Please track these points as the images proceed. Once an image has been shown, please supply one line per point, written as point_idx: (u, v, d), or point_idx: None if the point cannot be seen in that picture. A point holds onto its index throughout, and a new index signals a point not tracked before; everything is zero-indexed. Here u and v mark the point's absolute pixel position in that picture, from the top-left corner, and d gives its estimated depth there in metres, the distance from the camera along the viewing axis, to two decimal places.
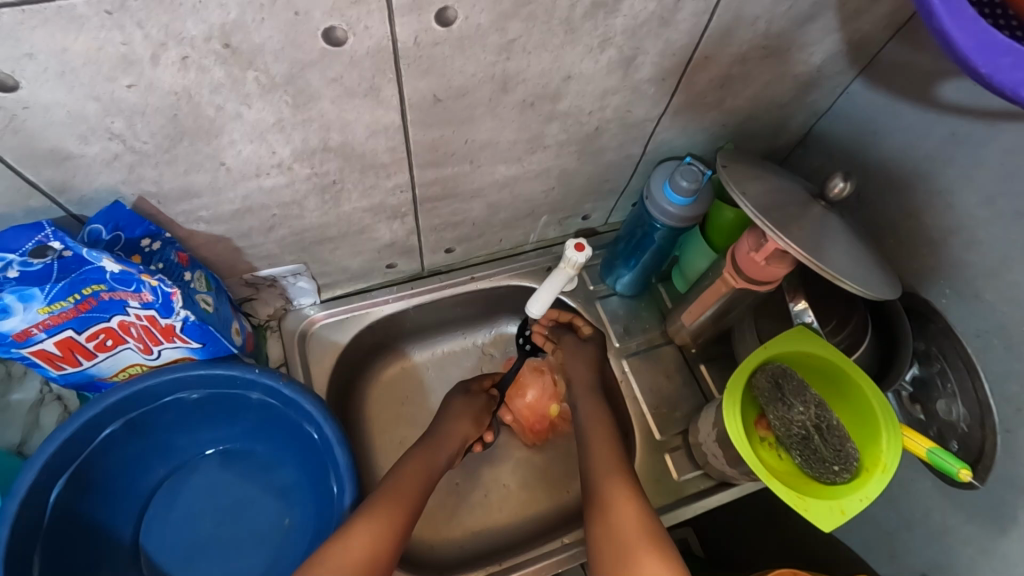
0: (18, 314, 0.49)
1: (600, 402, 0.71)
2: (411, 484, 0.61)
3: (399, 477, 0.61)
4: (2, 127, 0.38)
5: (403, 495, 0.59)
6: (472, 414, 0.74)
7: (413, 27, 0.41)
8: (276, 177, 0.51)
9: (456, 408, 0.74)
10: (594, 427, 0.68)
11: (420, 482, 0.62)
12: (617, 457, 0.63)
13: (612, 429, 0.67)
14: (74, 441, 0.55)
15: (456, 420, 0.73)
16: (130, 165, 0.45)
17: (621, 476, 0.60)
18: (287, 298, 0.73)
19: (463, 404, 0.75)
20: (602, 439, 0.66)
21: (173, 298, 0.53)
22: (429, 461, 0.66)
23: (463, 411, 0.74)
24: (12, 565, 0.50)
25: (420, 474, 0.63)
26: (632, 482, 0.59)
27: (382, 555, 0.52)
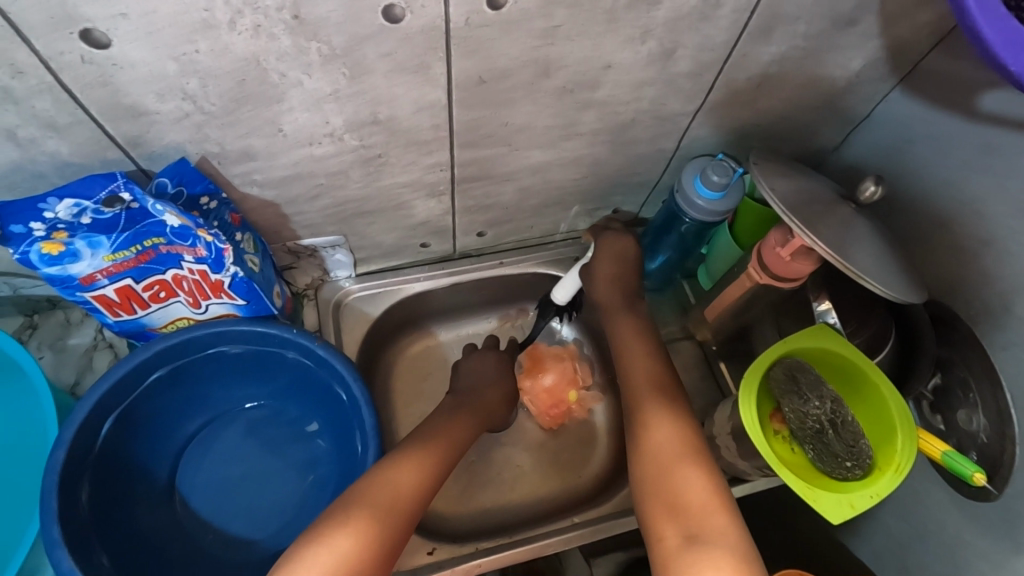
0: (86, 259, 0.54)
1: (634, 334, 0.69)
2: (450, 437, 0.64)
3: (439, 429, 0.65)
4: (93, 80, 0.42)
5: (441, 444, 0.62)
6: (503, 392, 0.75)
7: (465, 9, 0.44)
8: (327, 146, 0.54)
9: (483, 379, 0.75)
10: (629, 351, 0.67)
11: (456, 434, 0.65)
12: (656, 384, 0.62)
13: (654, 362, 0.65)
14: (125, 382, 0.59)
15: (488, 392, 0.74)
16: (198, 124, 0.48)
17: (657, 401, 0.59)
18: (325, 269, 0.77)
19: (495, 377, 0.76)
20: (642, 367, 0.64)
21: (225, 254, 0.57)
22: (466, 419, 0.69)
23: (492, 385, 0.75)
24: (67, 485, 0.54)
25: (458, 430, 0.66)
26: (671, 404, 0.59)
27: (416, 501, 0.55)
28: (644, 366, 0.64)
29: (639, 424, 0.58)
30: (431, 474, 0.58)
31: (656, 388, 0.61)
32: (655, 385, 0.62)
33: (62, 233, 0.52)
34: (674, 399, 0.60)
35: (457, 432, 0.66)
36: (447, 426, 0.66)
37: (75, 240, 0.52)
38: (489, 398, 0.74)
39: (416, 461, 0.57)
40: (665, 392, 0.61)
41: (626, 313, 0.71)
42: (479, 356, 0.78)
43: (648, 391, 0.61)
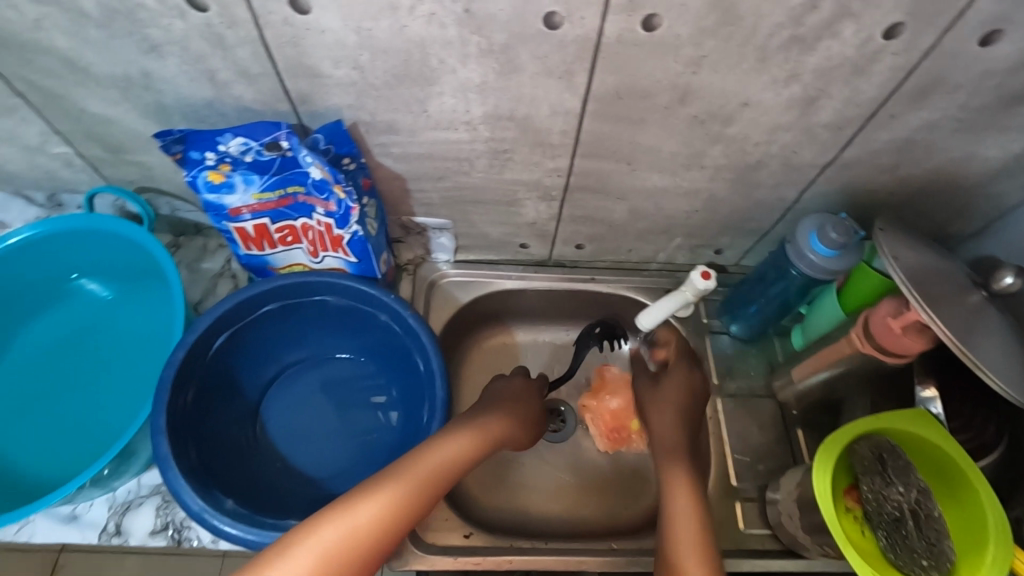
0: (239, 193, 0.61)
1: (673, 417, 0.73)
2: (466, 440, 0.62)
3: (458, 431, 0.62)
4: (287, 40, 0.49)
5: (456, 449, 0.60)
6: (524, 419, 0.71)
7: (619, 26, 0.46)
8: (462, 133, 0.59)
9: (507, 397, 0.72)
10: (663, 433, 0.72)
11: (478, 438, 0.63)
12: (683, 467, 0.67)
13: (685, 452, 0.69)
14: (242, 306, 0.67)
15: (514, 407, 0.71)
16: (359, 93, 0.54)
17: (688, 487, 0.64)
18: (428, 249, 0.81)
19: (524, 399, 0.73)
20: (676, 451, 0.69)
21: (351, 213, 0.63)
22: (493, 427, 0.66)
23: (516, 402, 0.72)
24: (179, 381, 0.61)
25: (478, 434, 0.63)
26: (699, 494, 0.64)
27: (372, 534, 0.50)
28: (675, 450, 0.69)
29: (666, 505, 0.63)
30: (439, 485, 0.57)
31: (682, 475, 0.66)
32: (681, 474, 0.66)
33: (227, 166, 0.59)
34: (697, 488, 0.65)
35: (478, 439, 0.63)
36: (466, 429, 0.63)
37: (235, 173, 0.60)
38: (514, 413, 0.70)
39: (427, 469, 0.56)
40: (688, 477, 0.66)
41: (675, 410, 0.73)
42: (506, 379, 0.76)
43: (675, 476, 0.66)
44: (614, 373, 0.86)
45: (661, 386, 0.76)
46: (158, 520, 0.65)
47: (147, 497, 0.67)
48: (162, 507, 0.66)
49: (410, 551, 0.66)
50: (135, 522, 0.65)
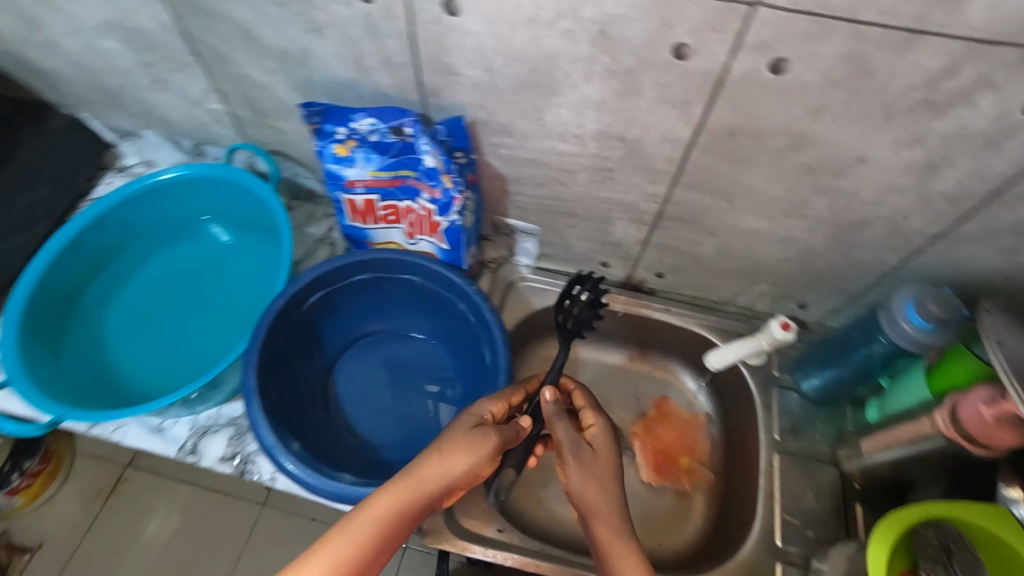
0: (358, 168, 0.67)
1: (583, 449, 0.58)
2: (392, 501, 0.50)
3: (381, 494, 0.50)
4: (432, 37, 0.53)
5: (378, 517, 0.49)
6: (479, 459, 0.55)
7: (747, 65, 0.48)
8: (570, 146, 0.61)
9: (444, 437, 0.56)
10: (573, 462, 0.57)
11: (412, 492, 0.51)
12: (608, 508, 0.54)
13: (605, 489, 0.55)
14: (340, 271, 0.72)
15: (454, 445, 0.55)
16: (484, 93, 0.58)
17: (609, 524, 0.53)
18: (512, 251, 0.84)
19: (460, 431, 0.56)
20: (606, 488, 0.55)
21: (453, 203, 0.66)
22: (430, 474, 0.52)
23: (449, 440, 0.55)
24: (274, 326, 0.67)
25: (414, 486, 0.52)
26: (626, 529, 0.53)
27: None
28: (610, 492, 0.55)
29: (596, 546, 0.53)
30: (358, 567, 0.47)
31: (599, 511, 0.54)
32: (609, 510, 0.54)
33: (353, 142, 0.65)
34: (624, 524, 0.53)
35: (414, 495, 0.51)
36: (391, 488, 0.51)
37: (358, 150, 0.65)
38: (454, 454, 0.54)
39: (337, 554, 0.46)
40: (615, 522, 0.53)
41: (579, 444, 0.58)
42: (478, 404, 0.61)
43: (602, 515, 0.54)
44: (554, 401, 0.59)
45: (597, 455, 0.58)
46: (229, 449, 0.72)
47: (222, 427, 0.73)
48: (234, 438, 0.72)
49: (445, 532, 0.68)
50: (209, 445, 0.72)
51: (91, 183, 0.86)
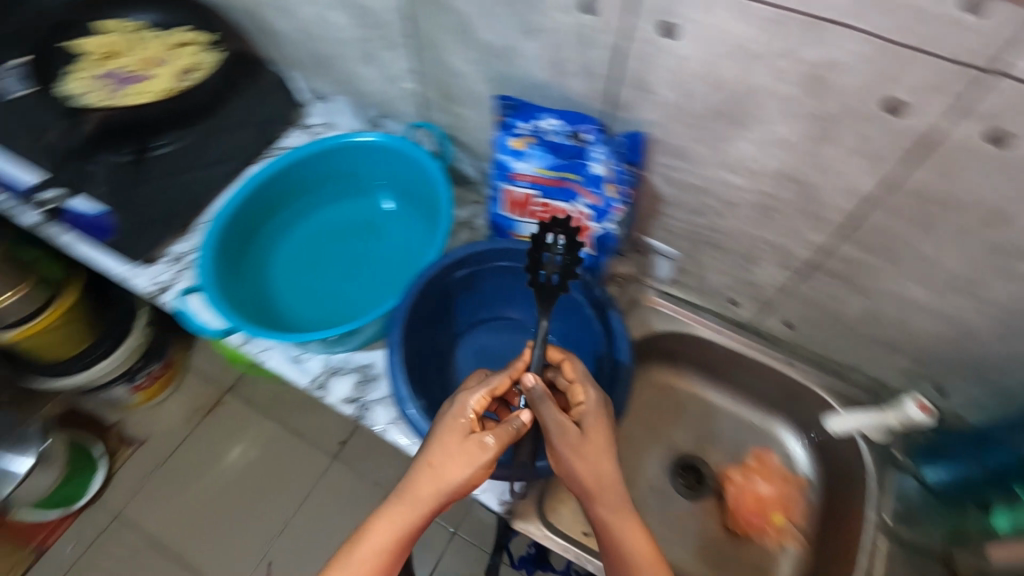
0: (526, 163, 0.70)
1: (581, 440, 0.58)
2: (396, 521, 0.55)
3: (385, 516, 0.56)
4: (639, 55, 0.57)
5: (387, 538, 0.55)
6: (473, 473, 0.56)
7: (963, 131, 0.47)
8: (741, 179, 0.63)
9: (433, 449, 0.57)
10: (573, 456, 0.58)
11: (412, 509, 0.56)
12: (609, 490, 0.57)
13: (605, 472, 0.57)
14: (486, 254, 0.75)
15: (446, 459, 0.56)
16: (671, 115, 0.61)
17: (609, 510, 0.56)
18: (644, 270, 0.85)
19: (453, 437, 0.57)
20: (600, 476, 0.57)
21: (612, 212, 0.69)
22: (425, 492, 0.55)
23: (439, 457, 0.56)
24: (422, 291, 0.71)
25: (414, 503, 0.56)
26: (625, 511, 0.56)
27: None
28: (602, 479, 0.57)
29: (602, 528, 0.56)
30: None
31: (593, 493, 0.57)
32: (604, 494, 0.56)
33: (530, 139, 0.69)
34: (620, 504, 0.57)
35: (410, 509, 0.55)
36: (393, 509, 0.56)
37: (532, 147, 0.69)
38: (446, 469, 0.55)
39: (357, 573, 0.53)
40: (614, 501, 0.56)
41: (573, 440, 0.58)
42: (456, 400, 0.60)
43: (605, 501, 0.56)
44: (541, 385, 0.60)
45: (586, 434, 0.59)
46: (353, 391, 0.78)
47: (350, 371, 0.79)
48: (359, 381, 0.79)
49: (532, 515, 0.71)
50: (336, 385, 0.79)
51: (280, 133, 0.97)
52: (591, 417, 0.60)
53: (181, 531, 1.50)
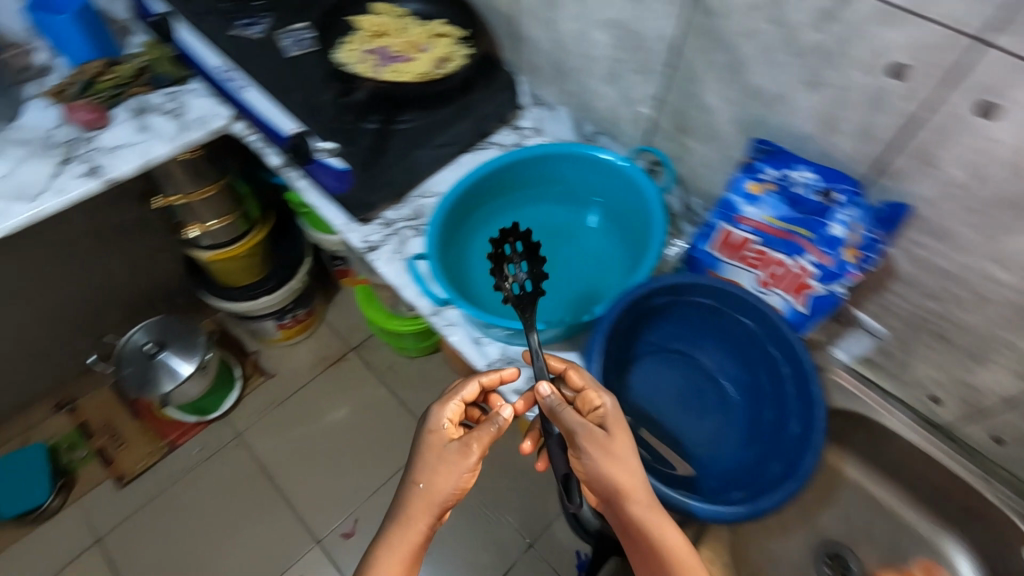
0: (760, 208, 0.71)
1: (602, 443, 0.61)
2: (412, 530, 0.68)
3: (399, 533, 0.68)
4: (937, 128, 0.56)
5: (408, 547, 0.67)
6: (464, 476, 0.68)
7: None
8: (1008, 274, 0.59)
9: (426, 468, 0.68)
10: (609, 466, 0.61)
11: (420, 517, 0.68)
12: (636, 484, 0.61)
13: (629, 471, 0.61)
14: (690, 286, 0.75)
15: (433, 473, 0.68)
16: (948, 193, 0.59)
17: (629, 503, 0.62)
18: (835, 339, 0.82)
19: (439, 452, 0.68)
20: (625, 480, 0.61)
21: (843, 276, 0.66)
22: (426, 502, 0.67)
23: (430, 474, 0.67)
24: (622, 308, 0.72)
25: (421, 507, 0.68)
26: (647, 501, 0.61)
27: None
28: (627, 479, 0.61)
29: (625, 513, 0.62)
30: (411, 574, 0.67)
31: (633, 495, 0.60)
32: (634, 494, 0.61)
33: (772, 186, 0.69)
34: (648, 498, 0.62)
35: (420, 512, 0.68)
36: (408, 522, 0.68)
37: (770, 194, 0.70)
38: (438, 483, 0.67)
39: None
40: (642, 495, 0.61)
41: (602, 446, 0.61)
42: (435, 414, 0.71)
43: (635, 496, 0.60)
44: (553, 394, 0.65)
45: (611, 435, 0.62)
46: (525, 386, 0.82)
47: (526, 366, 0.83)
48: (534, 378, 0.82)
49: None
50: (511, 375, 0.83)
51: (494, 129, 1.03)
52: (612, 414, 0.64)
53: (285, 466, 1.64)
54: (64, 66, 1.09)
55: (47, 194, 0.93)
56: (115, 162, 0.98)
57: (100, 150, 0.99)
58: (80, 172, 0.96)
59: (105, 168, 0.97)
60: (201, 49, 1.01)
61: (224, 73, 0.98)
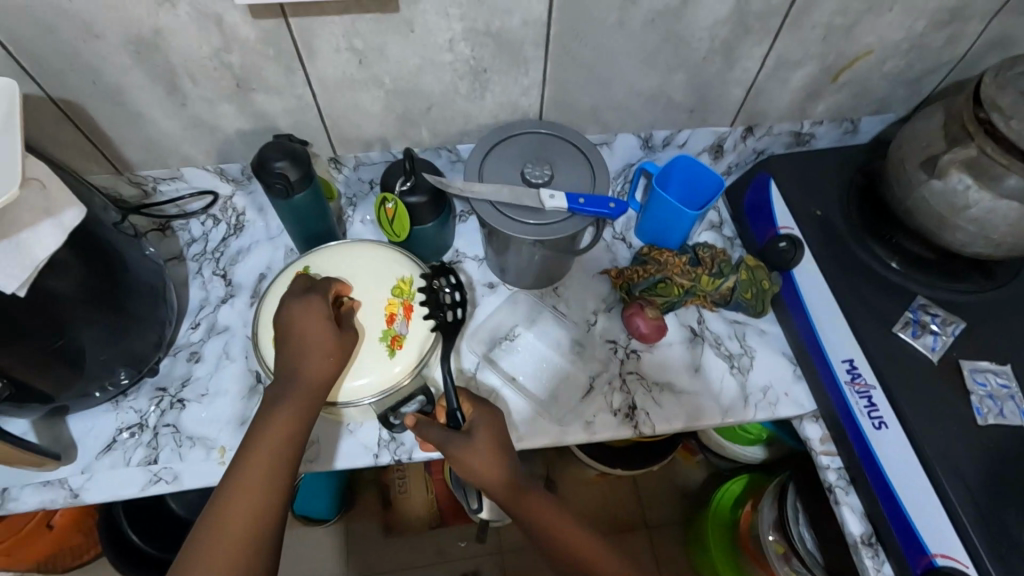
0: None
1: (480, 433, 0.66)
2: (301, 413, 0.59)
3: (280, 413, 0.58)
4: None
5: (283, 437, 0.58)
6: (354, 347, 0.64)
7: None
8: None
9: (306, 353, 0.61)
10: (479, 459, 0.65)
11: (303, 405, 0.59)
12: (499, 469, 0.65)
13: (491, 453, 0.65)
14: None
15: (315, 349, 0.61)
16: None
17: (496, 486, 0.65)
18: None
19: (311, 321, 0.62)
20: (493, 468, 0.65)
21: None
22: (305, 390, 0.60)
23: (309, 357, 0.61)
24: None
25: (302, 393, 0.60)
26: (508, 467, 0.65)
27: (263, 528, 0.53)
28: (495, 459, 0.65)
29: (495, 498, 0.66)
30: (277, 477, 0.56)
31: (514, 498, 0.65)
32: (496, 481, 0.65)
33: None
34: (509, 480, 0.65)
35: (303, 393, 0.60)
36: (290, 406, 0.59)
37: None
38: (323, 364, 0.60)
39: (260, 474, 0.55)
40: (506, 478, 0.65)
41: (465, 441, 0.65)
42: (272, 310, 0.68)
43: (498, 483, 0.65)
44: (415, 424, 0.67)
45: (474, 433, 0.66)
46: None
47: None
48: None
49: None
50: None
51: None
52: (477, 420, 0.68)
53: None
54: (625, 220, 0.89)
55: (576, 423, 0.74)
56: (656, 412, 0.75)
57: (644, 380, 0.77)
58: (616, 408, 0.75)
59: (645, 418, 0.74)
60: (831, 328, 0.72)
61: (854, 385, 0.69)
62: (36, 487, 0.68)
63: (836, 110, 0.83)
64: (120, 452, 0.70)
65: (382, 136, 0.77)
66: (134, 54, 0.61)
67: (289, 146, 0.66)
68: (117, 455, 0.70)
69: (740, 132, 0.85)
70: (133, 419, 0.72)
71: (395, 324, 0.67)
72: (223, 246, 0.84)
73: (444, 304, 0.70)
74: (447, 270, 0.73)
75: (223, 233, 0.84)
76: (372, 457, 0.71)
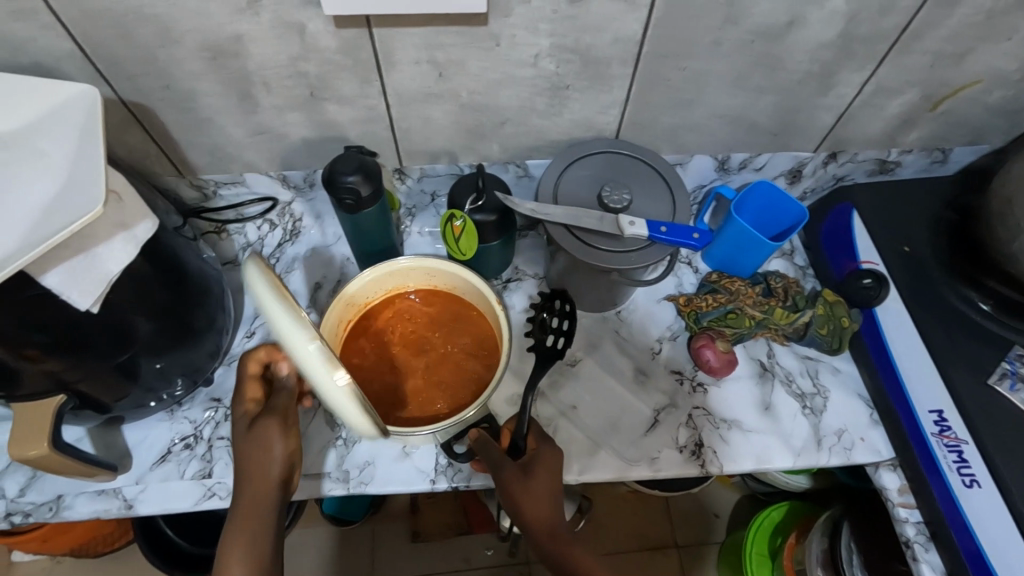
0: None
1: (539, 467, 0.64)
2: (261, 505, 0.55)
3: (238, 525, 0.54)
4: None
5: (251, 533, 0.54)
6: (290, 449, 0.59)
7: None
8: None
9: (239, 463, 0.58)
10: (529, 493, 0.62)
11: (261, 494, 0.56)
12: (544, 506, 0.62)
13: (540, 491, 0.62)
14: None
15: (249, 450, 0.58)
16: None
17: (536, 523, 0.62)
18: None
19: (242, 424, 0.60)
20: (540, 504, 0.62)
21: None
22: (258, 485, 0.56)
23: (248, 459, 0.57)
24: None
25: (259, 487, 0.56)
26: (552, 507, 0.62)
27: None
28: (542, 496, 0.62)
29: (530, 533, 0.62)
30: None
31: (551, 537, 0.62)
32: (538, 519, 0.61)
33: None
34: (549, 521, 0.62)
35: (259, 487, 0.56)
36: (246, 504, 0.55)
37: None
38: (262, 458, 0.57)
39: None
40: (545, 519, 0.62)
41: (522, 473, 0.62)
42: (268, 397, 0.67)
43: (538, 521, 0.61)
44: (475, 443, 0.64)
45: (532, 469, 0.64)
46: None
47: None
48: None
49: None
50: None
51: None
52: (537, 455, 0.65)
53: None
54: None
55: (639, 460, 0.71)
56: (724, 451, 0.72)
57: (711, 417, 0.74)
58: (682, 445, 0.72)
59: (712, 456, 0.71)
60: (918, 375, 0.69)
61: (943, 438, 0.65)
62: (90, 496, 0.67)
63: (928, 139, 0.78)
64: (174, 464, 0.69)
65: (450, 149, 0.74)
66: (210, 61, 0.59)
67: (360, 158, 0.64)
68: (171, 467, 0.69)
69: (822, 158, 0.80)
70: (187, 429, 0.71)
71: (303, 374, 0.51)
72: (278, 253, 0.82)
73: (548, 330, 0.74)
74: (560, 296, 0.75)
75: (278, 238, 0.83)
76: (428, 482, 0.69)
